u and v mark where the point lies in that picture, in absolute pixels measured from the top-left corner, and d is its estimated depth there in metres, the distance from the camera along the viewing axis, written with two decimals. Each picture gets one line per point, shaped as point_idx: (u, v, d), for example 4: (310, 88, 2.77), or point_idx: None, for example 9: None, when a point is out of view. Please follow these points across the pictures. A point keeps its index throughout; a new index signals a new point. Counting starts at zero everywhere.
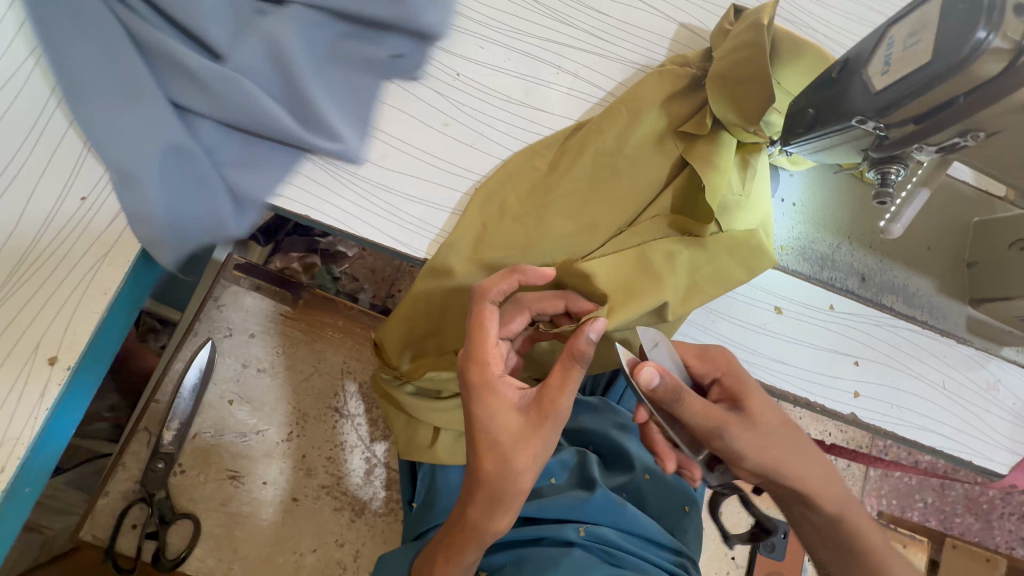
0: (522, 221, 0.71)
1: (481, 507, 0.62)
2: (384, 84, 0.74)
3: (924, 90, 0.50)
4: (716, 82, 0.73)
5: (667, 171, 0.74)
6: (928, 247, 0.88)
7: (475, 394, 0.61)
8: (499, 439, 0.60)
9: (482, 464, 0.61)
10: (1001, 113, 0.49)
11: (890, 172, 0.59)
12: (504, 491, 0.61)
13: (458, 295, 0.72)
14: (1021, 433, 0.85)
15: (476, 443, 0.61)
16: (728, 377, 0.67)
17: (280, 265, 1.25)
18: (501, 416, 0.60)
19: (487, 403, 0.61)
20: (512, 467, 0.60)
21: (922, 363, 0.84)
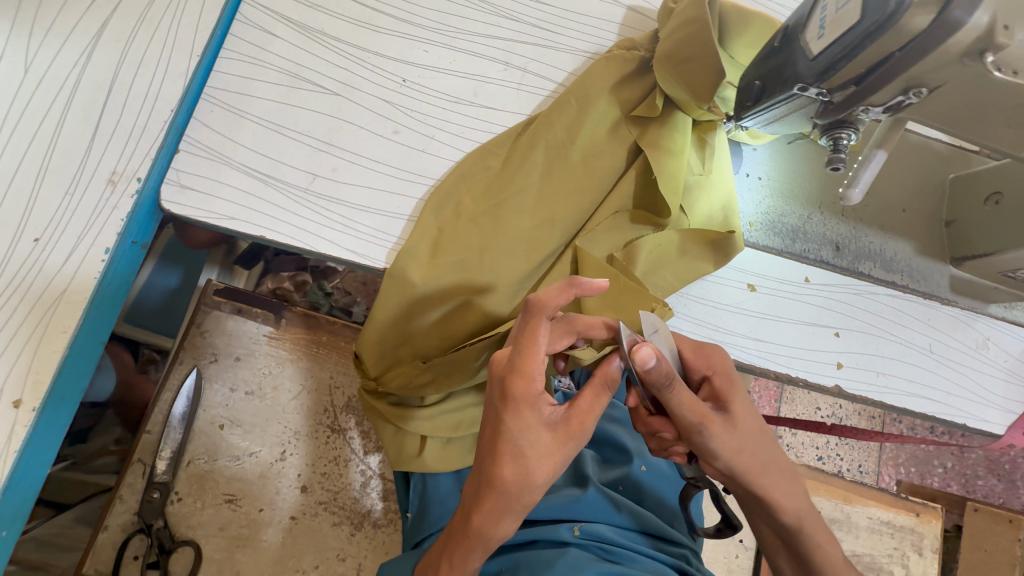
0: (478, 224, 0.70)
1: (488, 514, 0.55)
2: (330, 97, 0.74)
3: (858, 49, 0.49)
4: (662, 63, 0.71)
5: (623, 158, 0.73)
6: (904, 209, 0.86)
7: (509, 405, 0.52)
8: (525, 453, 0.53)
9: (498, 471, 0.53)
10: (942, 65, 0.48)
11: (842, 138, 0.58)
12: (505, 500, 0.55)
13: (421, 304, 0.71)
14: (1015, 390, 0.83)
15: (501, 454, 0.52)
16: (718, 377, 0.66)
17: (272, 285, 1.26)
18: (534, 431, 0.53)
19: (519, 414, 0.52)
20: (532, 481, 0.54)
21: (906, 328, 0.82)
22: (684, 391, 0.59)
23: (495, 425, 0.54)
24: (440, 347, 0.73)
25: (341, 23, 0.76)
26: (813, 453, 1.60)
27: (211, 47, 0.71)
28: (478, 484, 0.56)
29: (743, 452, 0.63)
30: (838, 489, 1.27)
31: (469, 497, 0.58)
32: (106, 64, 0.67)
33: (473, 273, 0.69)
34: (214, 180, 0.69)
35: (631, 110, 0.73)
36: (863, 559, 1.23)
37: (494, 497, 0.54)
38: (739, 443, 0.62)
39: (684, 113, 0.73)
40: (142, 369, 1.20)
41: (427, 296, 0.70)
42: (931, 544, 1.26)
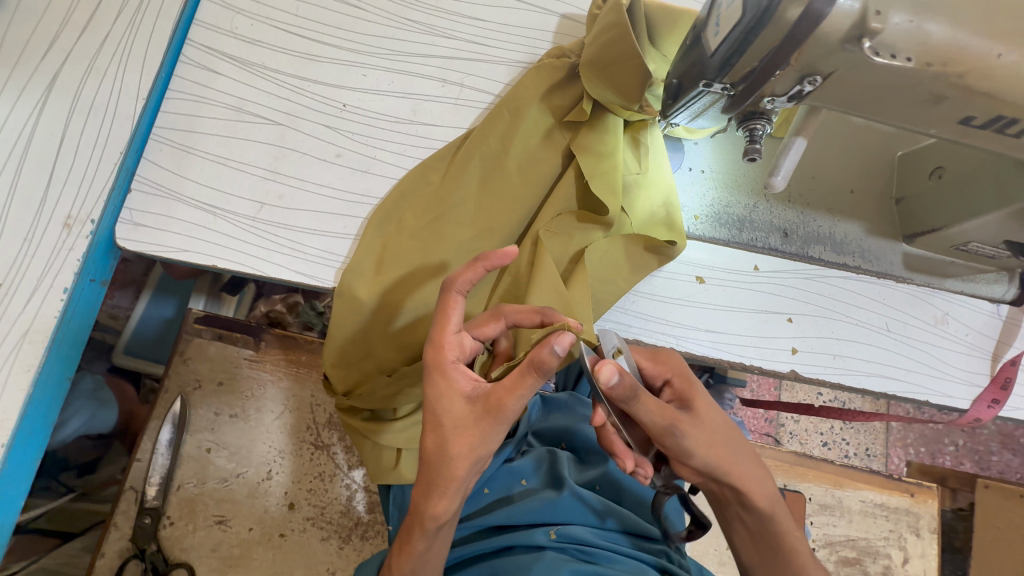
0: (422, 240, 0.72)
1: (423, 490, 0.58)
2: (274, 128, 0.77)
3: (745, 44, 0.51)
4: (588, 68, 0.72)
5: (558, 162, 0.75)
6: (852, 190, 0.86)
7: (427, 372, 0.57)
8: (444, 421, 0.56)
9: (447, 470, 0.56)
10: (827, 52, 0.49)
11: (757, 128, 0.58)
12: (436, 476, 0.57)
13: (373, 320, 0.73)
14: (976, 364, 0.82)
15: (423, 421, 0.57)
16: (678, 379, 0.64)
17: (265, 308, 1.27)
18: (450, 402, 0.55)
19: (434, 383, 0.56)
20: (449, 453, 0.56)
21: (860, 309, 0.82)
22: (650, 397, 0.55)
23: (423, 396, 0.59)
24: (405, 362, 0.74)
25: (282, 56, 0.79)
26: (817, 440, 1.59)
27: (157, 89, 0.75)
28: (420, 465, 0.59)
29: (715, 445, 0.60)
30: (828, 473, 1.26)
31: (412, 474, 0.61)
32: (59, 113, 0.71)
33: (424, 287, 0.71)
34: (166, 216, 0.72)
35: (563, 118, 0.75)
36: (858, 543, 1.22)
37: (434, 492, 0.57)
38: (707, 436, 0.60)
39: (615, 114, 0.74)
40: (145, 399, 1.24)
41: (379, 311, 0.72)
42: (928, 524, 1.24)
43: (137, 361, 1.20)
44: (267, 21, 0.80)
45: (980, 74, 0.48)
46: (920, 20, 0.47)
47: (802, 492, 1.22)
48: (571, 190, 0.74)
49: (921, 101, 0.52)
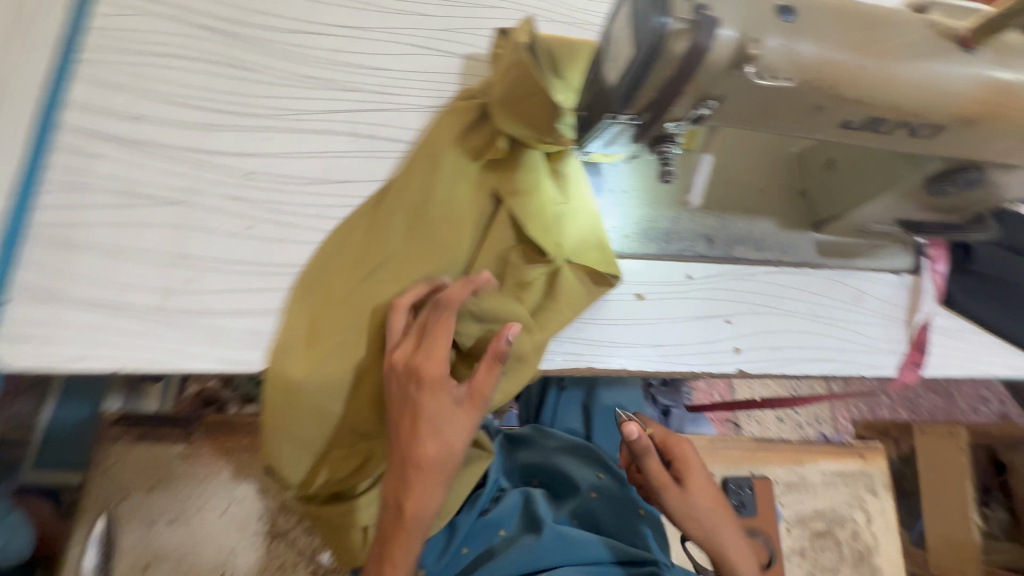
0: (351, 301, 0.68)
1: (416, 497, 0.61)
2: (172, 207, 0.71)
3: (642, 77, 0.51)
4: (499, 107, 0.71)
5: (483, 205, 0.74)
6: (760, 189, 0.89)
7: (420, 388, 0.61)
8: (435, 421, 0.60)
9: (438, 468, 0.61)
10: (717, 77, 0.51)
11: (667, 152, 0.61)
12: (426, 475, 0.61)
13: (314, 396, 0.67)
14: (894, 332, 0.90)
15: (421, 430, 0.60)
16: (681, 463, 0.75)
17: (198, 387, 1.14)
18: (439, 403, 0.60)
19: (421, 386, 0.61)
20: (446, 460, 0.61)
21: (788, 299, 0.87)
22: (654, 462, 0.72)
23: (398, 401, 0.62)
24: (348, 427, 0.69)
25: (171, 130, 0.73)
26: (771, 417, 1.70)
27: (24, 183, 0.67)
28: (401, 470, 0.61)
29: (694, 519, 0.74)
30: (788, 452, 1.31)
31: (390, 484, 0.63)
32: None
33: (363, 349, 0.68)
34: (54, 323, 0.64)
35: (478, 160, 0.74)
36: (825, 514, 1.28)
37: (426, 491, 0.61)
38: (691, 508, 0.74)
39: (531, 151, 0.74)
40: None
41: (319, 386, 0.67)
42: (882, 481, 1.32)
43: (48, 477, 1.05)
44: (148, 94, 0.74)
45: (848, 82, 0.53)
46: (791, 43, 0.50)
47: (767, 476, 1.27)
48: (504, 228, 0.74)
49: (803, 111, 0.55)
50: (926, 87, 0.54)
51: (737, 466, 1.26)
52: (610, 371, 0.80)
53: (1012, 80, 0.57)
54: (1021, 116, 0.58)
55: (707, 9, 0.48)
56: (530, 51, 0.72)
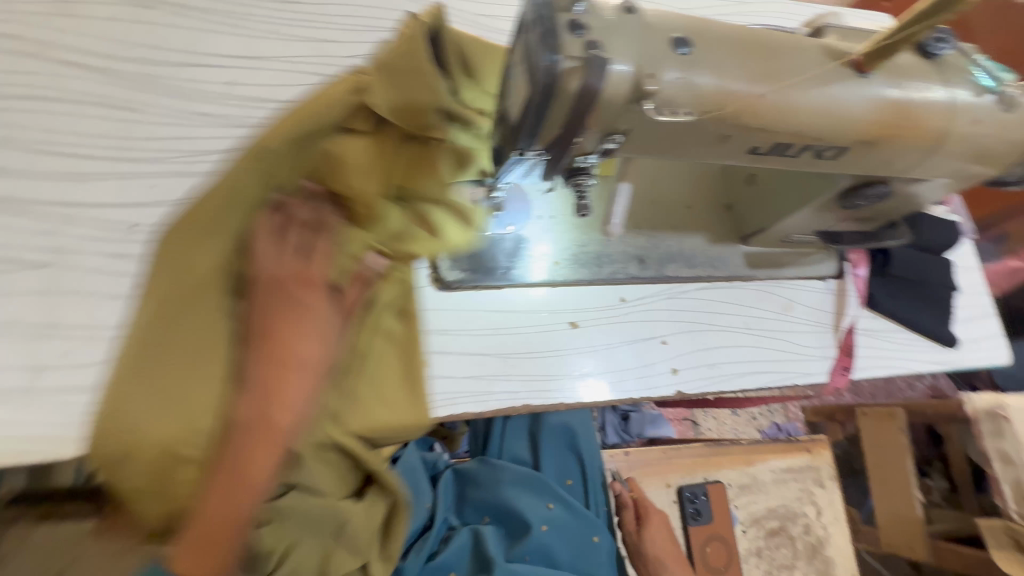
0: (190, 261, 0.61)
1: (290, 402, 0.61)
2: (41, 270, 0.63)
3: (542, 116, 0.49)
4: (382, 73, 0.63)
5: (350, 154, 0.64)
6: (688, 205, 0.89)
7: (297, 292, 0.65)
8: (308, 327, 0.64)
9: (311, 372, 0.64)
10: (618, 113, 0.49)
11: (582, 184, 0.58)
12: (300, 378, 0.63)
13: (156, 368, 0.59)
14: (825, 338, 0.91)
15: (301, 329, 0.64)
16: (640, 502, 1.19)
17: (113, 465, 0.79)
18: (315, 310, 0.65)
19: (290, 290, 0.64)
20: (319, 361, 0.64)
21: (721, 314, 0.87)
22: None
23: (262, 309, 0.63)
24: (195, 408, 0.59)
25: (37, 182, 0.65)
26: (726, 411, 1.76)
27: None
28: (265, 377, 0.61)
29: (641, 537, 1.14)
30: (739, 454, 1.32)
31: (257, 391, 0.61)
32: None
33: (211, 307, 0.61)
34: None
35: (347, 133, 0.65)
36: (778, 511, 1.31)
37: (298, 392, 0.62)
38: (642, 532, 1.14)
39: (415, 150, 0.68)
40: None
41: (158, 356, 0.59)
42: (829, 472, 1.36)
43: None
44: (6, 143, 0.65)
45: (750, 113, 0.52)
46: (688, 76, 0.49)
47: (720, 481, 1.27)
48: (371, 227, 0.70)
49: (711, 141, 0.54)
50: (827, 111, 0.54)
51: (691, 474, 1.27)
52: (549, 407, 0.77)
53: (905, 100, 0.58)
54: (918, 134, 0.59)
55: (597, 47, 0.46)
56: (435, 39, 0.66)
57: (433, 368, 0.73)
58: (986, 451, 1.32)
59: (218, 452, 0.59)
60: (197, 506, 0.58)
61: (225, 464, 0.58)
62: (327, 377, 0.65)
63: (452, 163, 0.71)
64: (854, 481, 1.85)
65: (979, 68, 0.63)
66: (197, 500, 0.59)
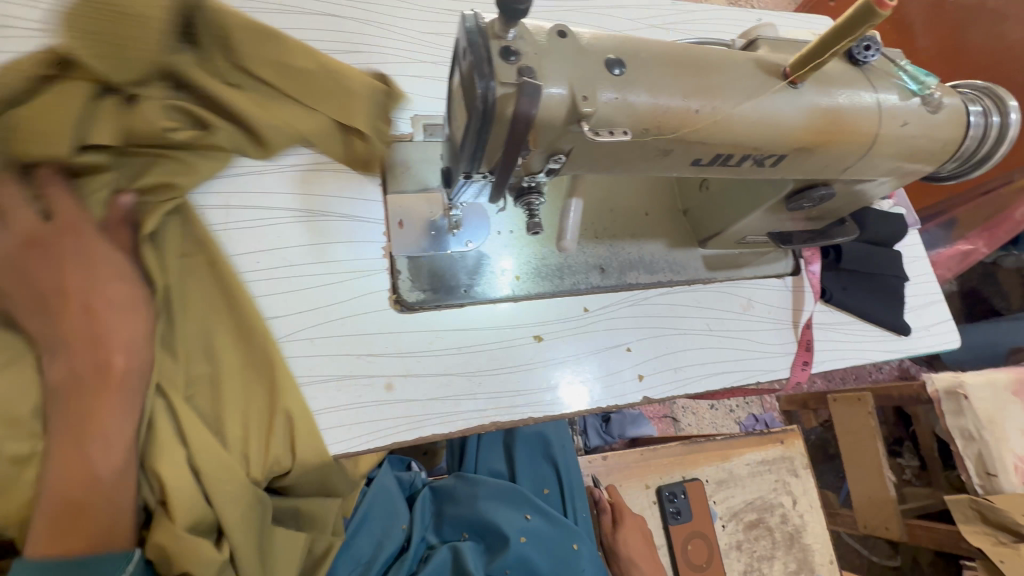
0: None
1: (81, 343, 0.59)
2: None
3: (482, 141, 0.49)
4: (85, 19, 0.62)
5: (71, 106, 0.62)
6: (646, 213, 0.90)
7: (54, 238, 0.60)
8: (80, 266, 0.60)
9: (97, 308, 0.60)
10: (559, 134, 0.50)
11: (532, 202, 0.58)
12: (87, 321, 0.59)
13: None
14: (785, 334, 0.94)
15: (67, 273, 0.60)
16: (614, 498, 1.22)
17: None
18: (89, 246, 0.61)
19: (48, 241, 0.60)
20: (102, 295, 0.60)
21: (683, 317, 0.89)
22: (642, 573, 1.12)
23: (23, 268, 0.59)
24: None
25: None
26: (705, 405, 1.77)
27: None
28: (55, 328, 0.59)
29: (618, 532, 1.16)
30: (715, 450, 1.34)
31: (46, 350, 0.58)
32: None
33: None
34: None
35: (58, 82, 0.63)
36: (755, 504, 1.34)
37: (86, 334, 0.59)
38: (619, 527, 1.17)
39: (126, 99, 0.66)
40: None
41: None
42: (802, 461, 1.40)
43: None
44: None
45: (687, 126, 0.53)
46: (623, 96, 0.50)
47: (698, 478, 1.30)
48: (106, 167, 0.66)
49: (653, 155, 0.55)
50: (759, 120, 0.56)
51: (670, 472, 1.29)
52: (518, 423, 0.77)
53: (835, 106, 0.60)
54: (851, 138, 0.62)
55: (528, 72, 0.47)
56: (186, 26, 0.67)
57: (397, 392, 0.73)
58: (948, 430, 1.38)
59: (49, 416, 0.58)
60: (42, 483, 0.56)
61: (60, 426, 0.57)
62: (147, 303, 0.63)
63: (188, 114, 0.69)
64: (831, 465, 1.90)
65: (902, 73, 0.66)
66: (41, 489, 0.56)
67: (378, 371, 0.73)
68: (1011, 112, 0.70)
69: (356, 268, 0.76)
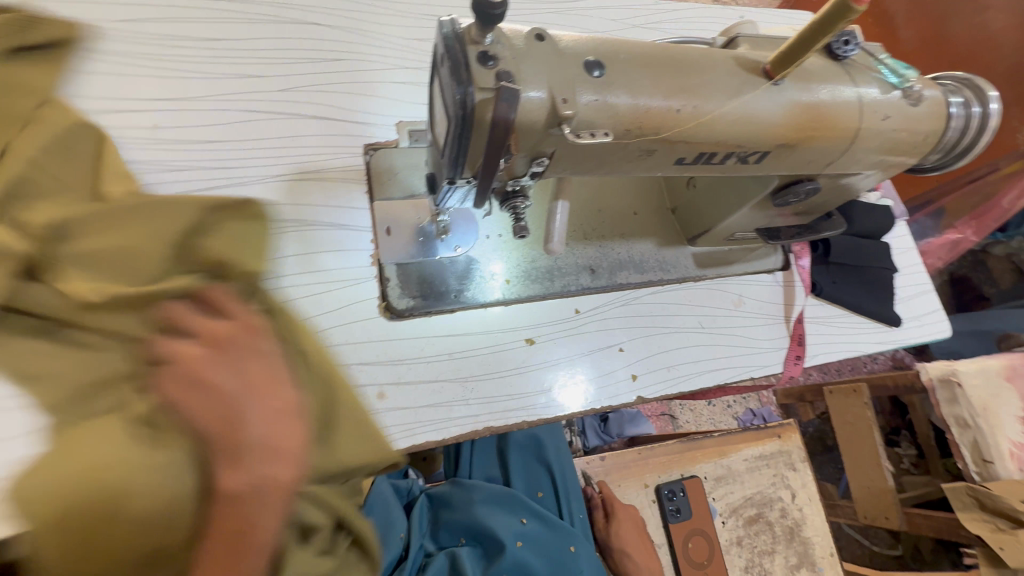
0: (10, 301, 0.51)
1: (250, 460, 0.47)
2: None
3: (463, 146, 0.49)
4: None
5: None
6: (635, 212, 0.90)
7: (235, 342, 0.52)
8: (256, 371, 0.51)
9: (257, 419, 0.49)
10: (541, 137, 0.50)
11: (518, 207, 0.58)
12: (253, 432, 0.48)
13: (79, 460, 0.46)
14: (777, 329, 0.94)
15: (252, 378, 0.50)
16: (605, 489, 1.24)
17: None
18: (276, 359, 0.53)
19: (233, 343, 0.52)
20: (258, 404, 0.49)
21: (674, 316, 0.89)
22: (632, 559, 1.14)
23: (200, 367, 0.50)
24: (153, 492, 0.47)
25: None
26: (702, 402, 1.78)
27: None
28: (226, 434, 0.48)
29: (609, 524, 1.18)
30: (713, 447, 1.34)
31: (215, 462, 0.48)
32: None
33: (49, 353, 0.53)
34: None
35: None
36: (754, 499, 1.34)
37: (258, 447, 0.48)
38: (610, 517, 1.19)
39: None
40: None
41: (94, 439, 0.47)
42: (799, 455, 1.39)
43: None
44: None
45: (667, 126, 0.53)
46: (604, 97, 0.50)
47: (696, 475, 1.30)
48: None
49: (635, 156, 0.55)
50: (740, 119, 0.56)
51: (668, 470, 1.29)
52: (512, 427, 0.77)
53: (816, 101, 0.60)
54: (834, 132, 0.62)
55: (506, 77, 0.47)
56: None
57: (388, 401, 0.72)
58: (943, 418, 1.38)
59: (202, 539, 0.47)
60: None
61: (209, 563, 0.46)
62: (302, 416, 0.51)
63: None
64: (830, 457, 1.91)
65: (881, 66, 0.67)
66: None
67: (368, 381, 0.72)
68: (991, 102, 0.70)
69: (344, 277, 0.75)
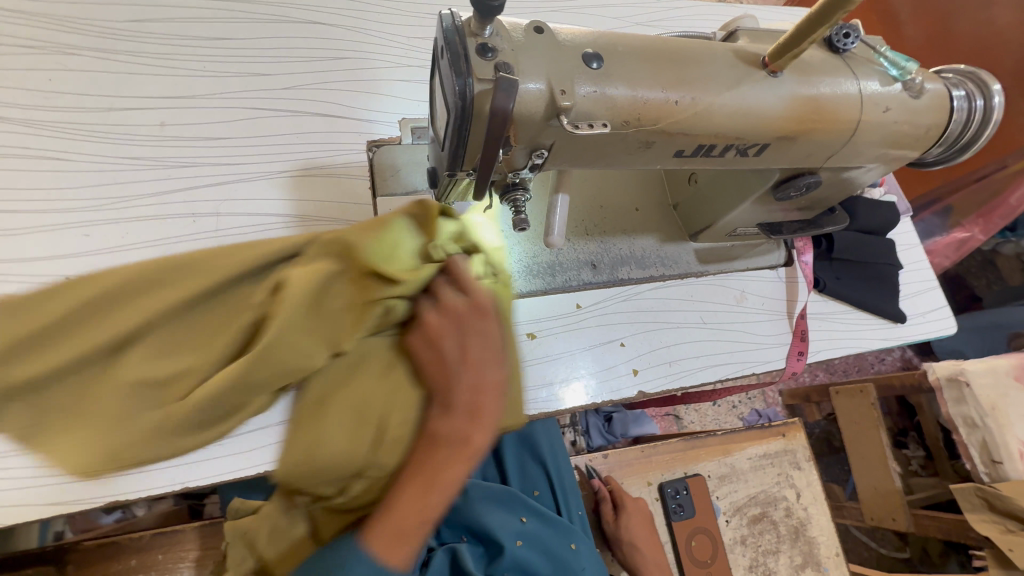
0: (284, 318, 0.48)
1: (462, 417, 0.52)
2: None
3: (461, 138, 0.50)
4: None
5: None
6: (636, 208, 0.91)
7: (467, 311, 0.54)
8: (478, 344, 0.54)
9: (466, 390, 0.52)
10: (538, 129, 0.51)
11: (518, 199, 0.59)
12: (461, 398, 0.52)
13: (352, 399, 0.52)
14: (779, 325, 0.94)
15: (470, 348, 0.53)
16: (613, 485, 1.22)
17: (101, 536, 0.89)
18: (493, 336, 0.55)
19: (466, 317, 0.54)
20: (476, 373, 0.53)
21: (675, 311, 0.89)
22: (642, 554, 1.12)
23: (443, 325, 0.54)
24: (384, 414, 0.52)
25: None
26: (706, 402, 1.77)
27: None
28: (447, 383, 0.53)
29: (616, 521, 1.16)
30: (717, 445, 1.33)
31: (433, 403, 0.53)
32: None
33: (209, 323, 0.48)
34: None
35: None
36: (758, 498, 1.33)
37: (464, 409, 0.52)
38: (616, 513, 1.17)
39: None
40: None
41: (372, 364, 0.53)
42: (804, 454, 1.39)
43: None
44: None
45: (667, 119, 0.54)
46: (602, 89, 0.51)
47: (700, 473, 1.29)
48: None
49: (634, 148, 0.56)
50: (739, 113, 0.56)
51: (671, 468, 1.29)
52: None
53: (816, 94, 0.60)
54: (833, 125, 0.62)
55: (504, 68, 0.48)
56: None
57: None
58: (950, 418, 1.37)
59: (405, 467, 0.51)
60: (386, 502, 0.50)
61: (408, 489, 0.50)
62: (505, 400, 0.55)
63: None
64: (837, 458, 1.89)
65: (882, 59, 0.66)
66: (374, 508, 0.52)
67: None
68: (994, 96, 0.70)
69: None
